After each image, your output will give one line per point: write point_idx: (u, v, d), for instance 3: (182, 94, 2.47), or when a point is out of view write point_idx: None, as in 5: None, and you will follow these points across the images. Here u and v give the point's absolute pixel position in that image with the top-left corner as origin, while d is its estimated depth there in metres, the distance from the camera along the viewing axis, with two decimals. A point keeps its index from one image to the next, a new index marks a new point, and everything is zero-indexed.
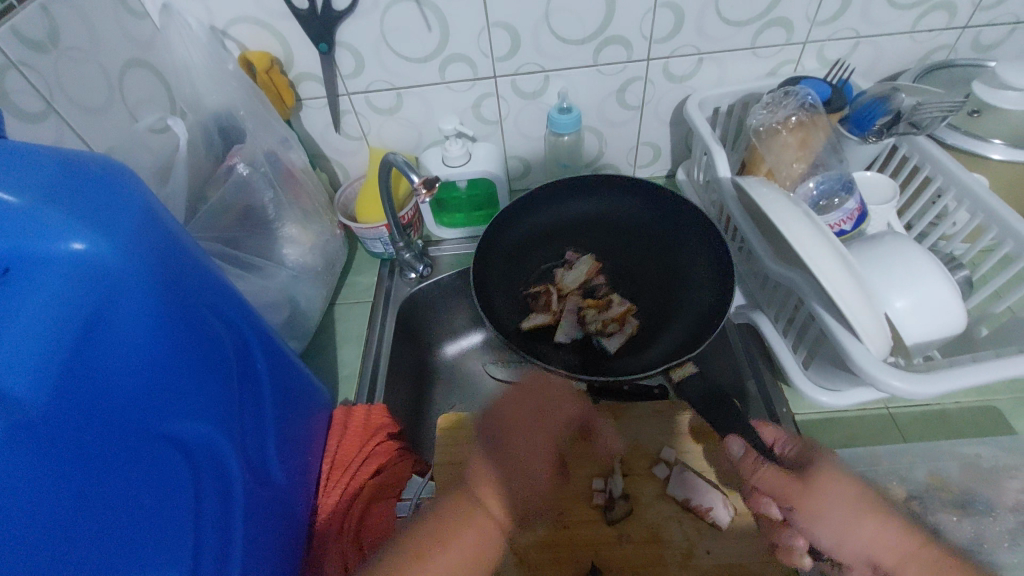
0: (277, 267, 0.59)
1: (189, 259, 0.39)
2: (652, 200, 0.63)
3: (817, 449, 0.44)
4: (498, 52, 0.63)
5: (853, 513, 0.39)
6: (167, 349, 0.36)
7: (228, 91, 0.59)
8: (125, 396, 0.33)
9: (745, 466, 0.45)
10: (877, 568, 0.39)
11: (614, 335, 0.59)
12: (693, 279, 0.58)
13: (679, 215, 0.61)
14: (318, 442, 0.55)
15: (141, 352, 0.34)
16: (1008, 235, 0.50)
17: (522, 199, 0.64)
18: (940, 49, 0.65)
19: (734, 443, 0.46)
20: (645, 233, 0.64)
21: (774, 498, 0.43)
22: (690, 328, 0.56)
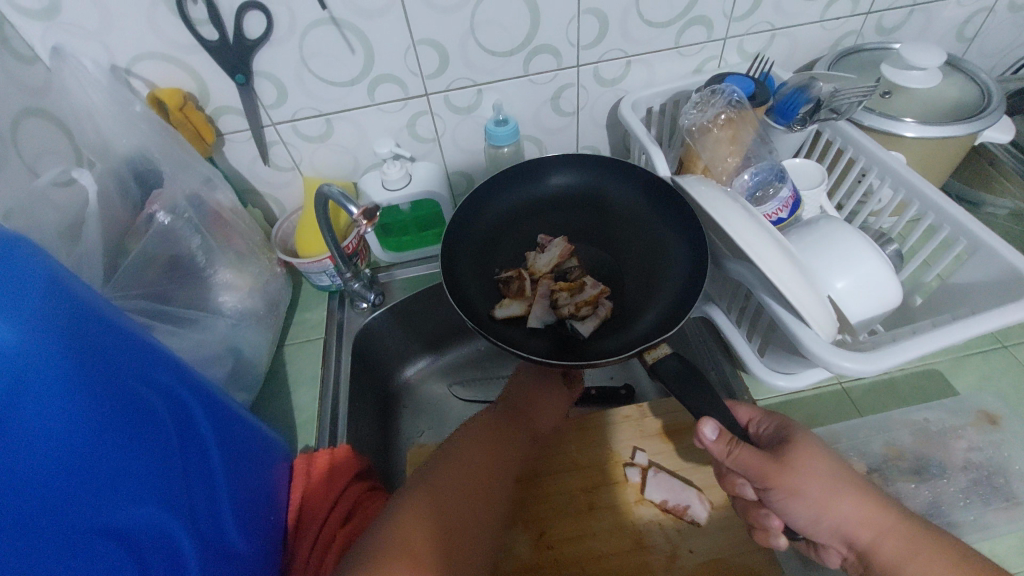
0: (214, 317, 0.55)
1: (104, 329, 0.35)
2: (624, 176, 0.62)
3: (791, 427, 0.45)
4: (427, 70, 0.62)
5: (834, 489, 0.41)
6: (97, 430, 0.33)
7: (140, 134, 0.55)
8: (58, 492, 0.30)
9: (720, 450, 0.43)
10: (852, 544, 0.41)
11: (588, 319, 0.57)
12: (665, 248, 0.58)
13: (652, 189, 0.60)
14: (280, 500, 0.51)
15: (68, 440, 0.31)
16: (929, 208, 0.53)
17: (493, 179, 0.63)
18: (848, 35, 0.69)
19: (708, 428, 0.42)
20: (614, 208, 0.63)
21: (750, 477, 0.43)
22: (667, 303, 0.55)
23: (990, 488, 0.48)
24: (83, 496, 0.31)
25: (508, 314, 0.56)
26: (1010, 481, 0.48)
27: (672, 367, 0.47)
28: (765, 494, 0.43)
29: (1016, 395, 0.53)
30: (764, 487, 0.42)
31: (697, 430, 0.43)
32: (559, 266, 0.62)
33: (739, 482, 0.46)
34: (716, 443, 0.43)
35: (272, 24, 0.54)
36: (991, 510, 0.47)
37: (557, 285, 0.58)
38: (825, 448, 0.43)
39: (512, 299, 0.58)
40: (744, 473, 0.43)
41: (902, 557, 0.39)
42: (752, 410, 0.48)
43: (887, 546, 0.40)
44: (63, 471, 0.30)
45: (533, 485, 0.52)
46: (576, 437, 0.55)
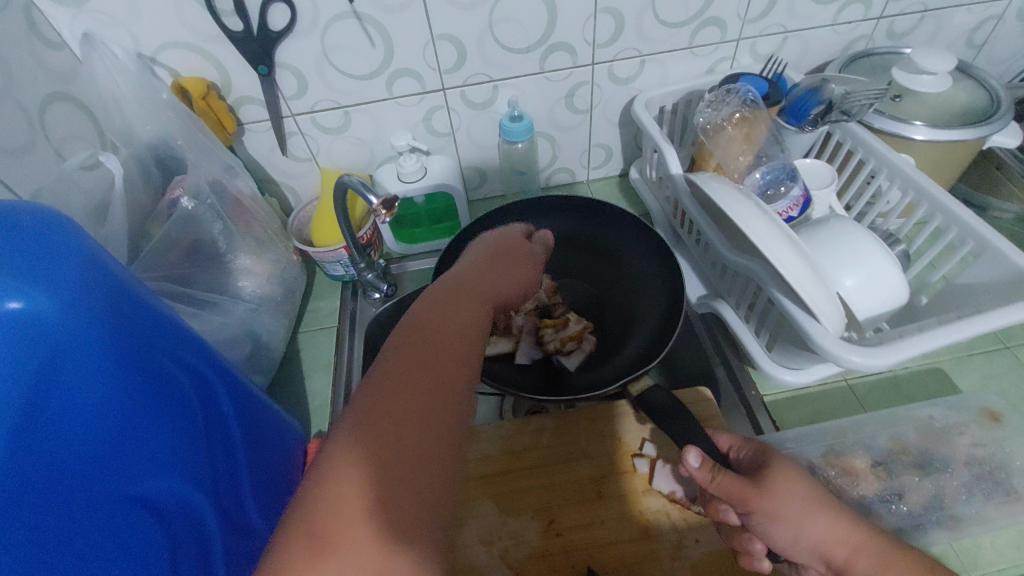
0: (233, 302, 0.56)
1: (145, 307, 0.37)
2: (608, 217, 0.65)
3: (767, 451, 0.45)
4: (445, 65, 0.63)
5: (808, 511, 0.42)
6: (132, 403, 0.34)
7: (163, 121, 0.56)
8: (88, 459, 0.32)
9: (705, 476, 0.43)
10: (829, 564, 0.42)
11: (573, 353, 0.59)
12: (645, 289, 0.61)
13: (638, 231, 0.62)
14: (294, 481, 0.52)
15: (102, 410, 0.32)
16: (939, 212, 0.54)
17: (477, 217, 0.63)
18: (860, 39, 0.70)
19: (691, 455, 0.43)
20: (597, 246, 0.65)
21: (733, 502, 0.43)
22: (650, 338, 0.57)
23: (992, 483, 0.48)
24: (114, 464, 0.33)
25: (495, 352, 0.60)
26: (1012, 477, 0.48)
27: (660, 399, 0.51)
28: (745, 519, 0.43)
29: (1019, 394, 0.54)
30: (746, 512, 0.43)
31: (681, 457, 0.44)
32: (544, 302, 0.63)
33: (722, 508, 0.45)
34: (700, 469, 0.43)
35: (295, 16, 0.55)
36: (993, 503, 0.48)
37: (542, 322, 0.60)
38: (800, 473, 0.44)
39: (500, 337, 0.61)
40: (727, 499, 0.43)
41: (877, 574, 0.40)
42: (732, 437, 0.48)
43: (859, 564, 0.41)
44: (94, 440, 0.32)
45: (542, 475, 0.53)
46: (586, 428, 0.56)
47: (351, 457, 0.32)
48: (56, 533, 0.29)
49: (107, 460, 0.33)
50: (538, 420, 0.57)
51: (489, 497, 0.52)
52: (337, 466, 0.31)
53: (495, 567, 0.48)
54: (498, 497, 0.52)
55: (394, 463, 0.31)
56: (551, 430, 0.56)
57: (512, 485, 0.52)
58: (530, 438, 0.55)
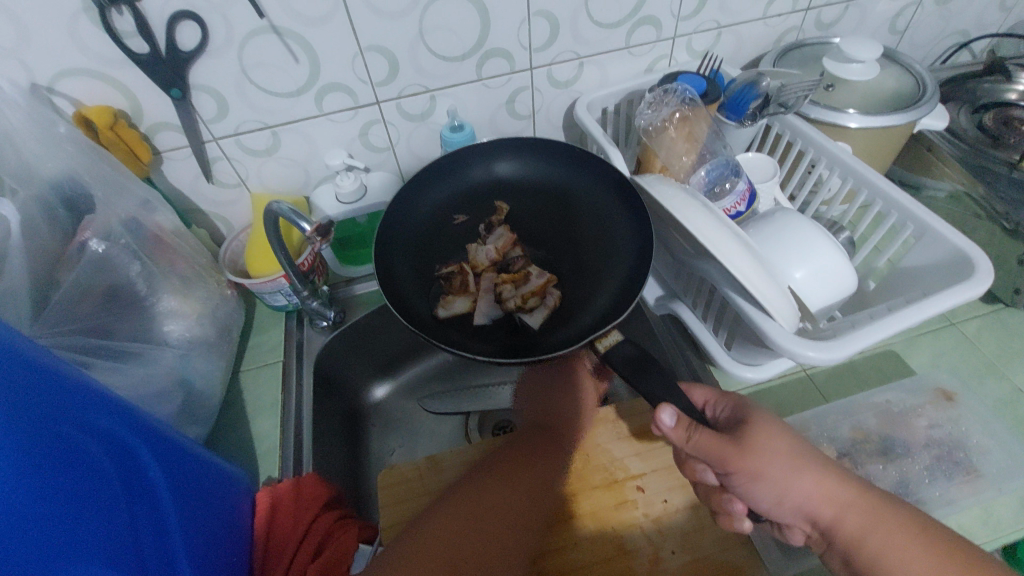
0: (159, 349, 0.51)
1: (27, 373, 0.32)
2: (565, 160, 0.63)
3: (747, 406, 0.44)
4: (377, 77, 0.60)
5: (796, 469, 0.41)
6: (40, 482, 0.29)
7: (63, 156, 0.51)
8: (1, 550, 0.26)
9: (679, 434, 0.42)
10: (816, 523, 0.41)
11: (535, 310, 0.57)
12: (610, 233, 0.58)
13: (598, 175, 0.60)
14: (244, 542, 0.48)
15: (7, 493, 0.27)
16: (877, 196, 0.55)
17: (422, 173, 0.61)
18: (790, 31, 0.71)
19: (665, 413, 0.41)
20: (555, 191, 0.63)
21: (709, 462, 0.42)
22: (617, 287, 0.55)
23: (952, 463, 0.49)
24: (30, 553, 0.28)
25: (451, 312, 0.56)
26: (969, 454, 0.49)
27: (627, 354, 0.46)
28: (727, 479, 0.42)
29: (965, 370, 0.56)
30: (725, 471, 0.42)
31: (654, 416, 0.42)
32: (501, 256, 0.61)
33: (700, 468, 0.45)
34: (674, 428, 0.42)
35: (207, 34, 0.51)
36: (954, 484, 0.48)
37: (500, 278, 0.58)
38: (785, 429, 0.43)
39: (456, 295, 0.58)
40: (703, 458, 0.42)
41: (866, 529, 0.39)
42: (707, 393, 0.47)
43: (849, 521, 0.40)
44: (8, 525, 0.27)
45: None
46: None
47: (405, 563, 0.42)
48: None
49: (19, 546, 0.27)
50: (501, 441, 0.55)
51: None
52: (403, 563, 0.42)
53: None
54: None
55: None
56: None
57: None
58: None
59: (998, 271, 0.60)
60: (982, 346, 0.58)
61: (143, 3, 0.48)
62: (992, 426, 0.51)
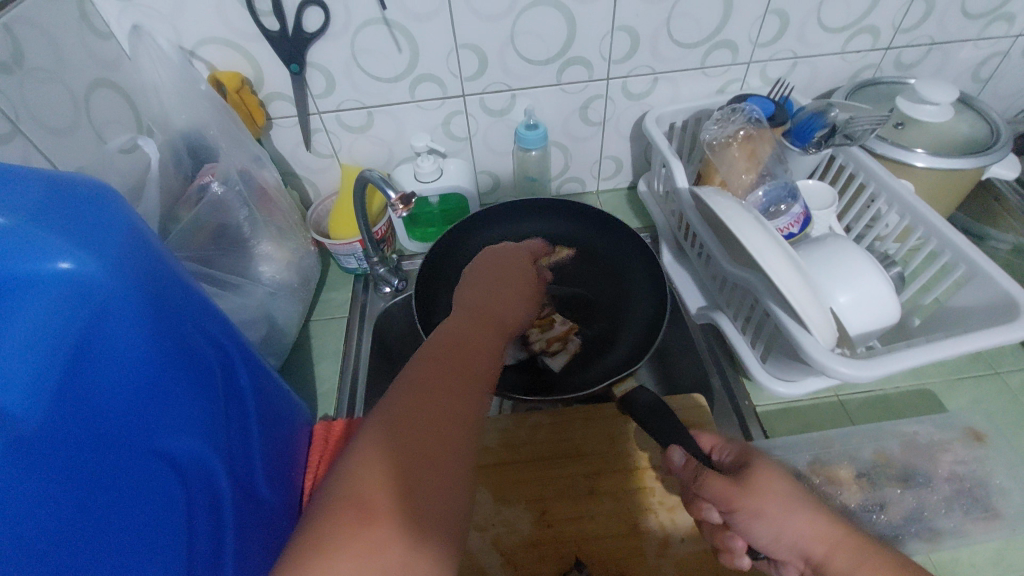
0: (253, 285, 0.59)
1: (175, 281, 0.39)
2: (598, 223, 0.71)
3: (750, 453, 0.46)
4: (466, 72, 0.66)
5: (792, 508, 0.42)
6: (160, 367, 0.36)
7: (198, 111, 0.59)
8: (115, 409, 0.33)
9: (687, 474, 0.46)
10: (809, 560, 0.41)
11: (557, 354, 0.65)
12: (635, 295, 0.66)
13: (631, 243, 0.68)
14: (300, 457, 0.54)
15: (138, 374, 0.35)
16: (933, 235, 0.56)
17: (464, 225, 0.70)
18: (867, 67, 0.73)
19: (675, 453, 0.47)
20: (592, 249, 0.71)
21: (713, 501, 0.44)
22: (633, 342, 0.63)
23: (972, 500, 0.49)
24: (138, 419, 0.35)
25: None
26: (990, 494, 0.50)
27: (645, 400, 0.53)
28: (728, 516, 0.44)
29: (1003, 417, 0.56)
30: (728, 509, 0.43)
31: (667, 454, 0.48)
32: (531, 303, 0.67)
33: (704, 506, 0.46)
34: (684, 467, 0.46)
35: (328, 20, 0.59)
36: (971, 519, 0.48)
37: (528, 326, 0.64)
38: (784, 473, 0.44)
39: None
40: (707, 496, 0.44)
41: (854, 569, 0.39)
42: (715, 439, 0.50)
43: (838, 560, 0.40)
44: (131, 397, 0.34)
45: (538, 468, 0.55)
46: (582, 425, 0.58)
47: (374, 463, 0.35)
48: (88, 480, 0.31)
49: (135, 414, 0.35)
50: (534, 417, 0.58)
51: (485, 487, 0.54)
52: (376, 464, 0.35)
53: (489, 553, 0.49)
54: (492, 489, 0.53)
55: (423, 477, 0.34)
56: (546, 427, 0.58)
57: (507, 475, 0.54)
58: (527, 431, 0.57)
59: None
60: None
61: None
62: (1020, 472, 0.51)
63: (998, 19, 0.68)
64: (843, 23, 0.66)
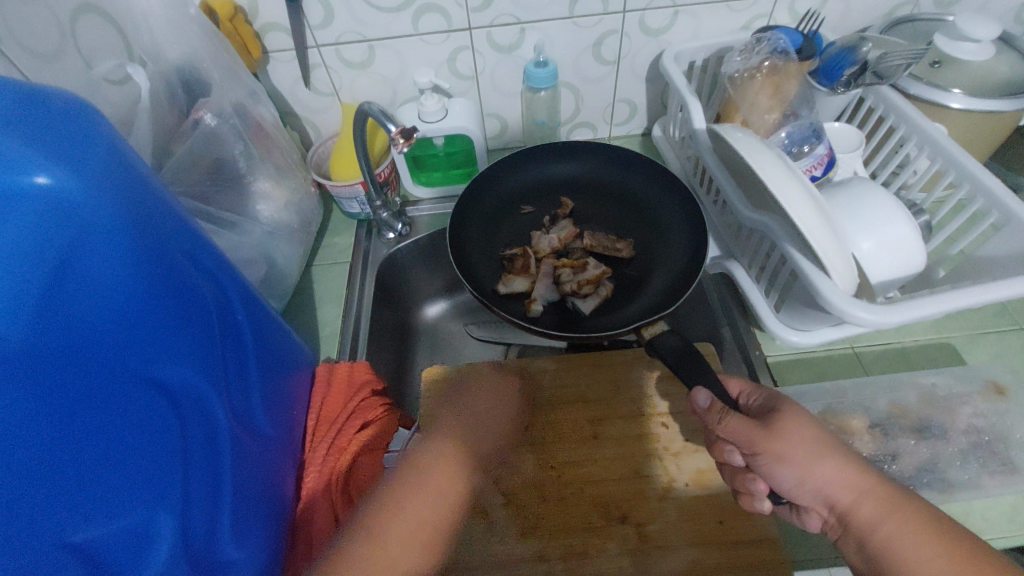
0: (251, 224, 0.57)
1: (164, 207, 0.37)
2: (632, 165, 0.67)
3: (778, 398, 0.44)
4: (472, 3, 0.62)
5: (821, 453, 0.40)
6: (151, 294, 0.35)
7: (190, 39, 0.56)
8: (104, 336, 0.32)
9: (712, 418, 0.43)
10: (833, 507, 0.40)
11: (589, 296, 0.60)
12: (670, 236, 0.62)
13: (668, 185, 0.64)
14: (301, 399, 0.54)
15: (127, 296, 0.33)
16: (964, 179, 0.53)
17: (507, 159, 0.67)
18: (905, 3, 0.67)
19: (700, 395, 0.43)
20: (624, 192, 0.67)
21: (737, 446, 0.42)
22: (667, 284, 0.59)
23: (989, 452, 0.48)
24: (128, 344, 0.34)
25: (510, 290, 0.61)
26: (1009, 448, 0.48)
27: (672, 345, 0.48)
28: (751, 460, 0.42)
29: None
30: (751, 453, 0.42)
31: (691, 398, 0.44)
32: (563, 245, 0.64)
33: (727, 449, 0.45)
34: (709, 411, 0.43)
35: None
36: (987, 472, 0.47)
37: (560, 263, 0.61)
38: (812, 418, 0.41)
39: (516, 275, 0.61)
40: (732, 441, 0.42)
41: (881, 518, 0.38)
42: (743, 383, 0.47)
43: (864, 507, 0.38)
44: (120, 322, 0.33)
45: (540, 414, 0.54)
46: (587, 371, 0.57)
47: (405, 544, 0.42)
48: (73, 399, 0.30)
49: (125, 338, 0.33)
50: (539, 362, 0.57)
51: (487, 430, 0.53)
52: (439, 464, 0.46)
53: (489, 492, 0.49)
54: (494, 432, 0.53)
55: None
56: (550, 373, 0.57)
57: (510, 419, 0.54)
58: (530, 377, 0.56)
59: None
60: None
61: None
62: None
63: None
64: None
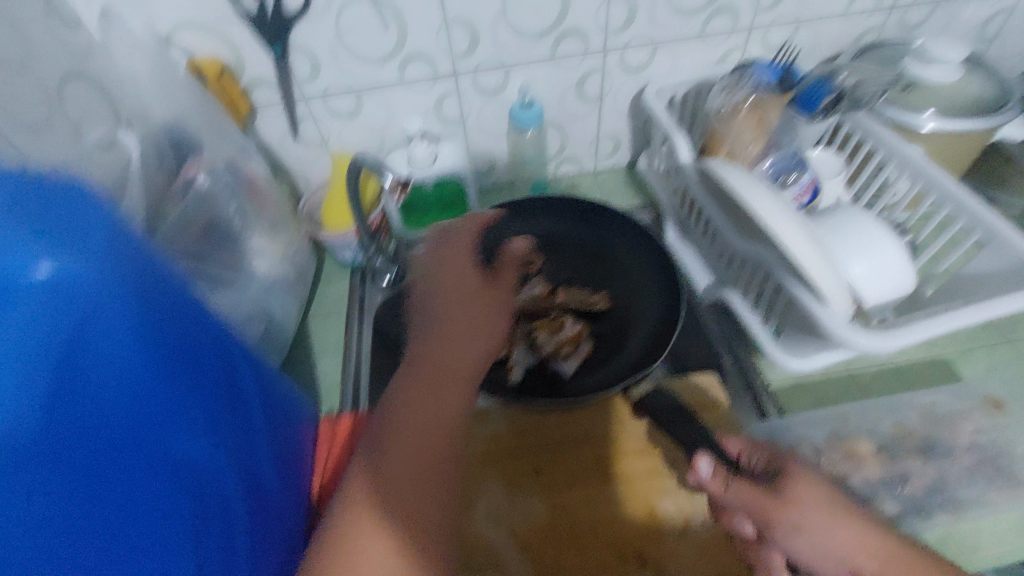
0: (247, 281, 0.57)
1: (171, 278, 0.36)
2: (598, 221, 0.71)
3: (779, 455, 0.44)
4: (457, 50, 0.63)
5: (838, 524, 0.40)
6: (161, 370, 0.33)
7: (179, 101, 0.56)
8: (117, 423, 0.30)
9: (718, 488, 0.42)
10: (851, 571, 0.40)
11: (570, 356, 0.61)
12: (645, 287, 0.66)
13: (638, 242, 0.68)
14: (307, 458, 0.53)
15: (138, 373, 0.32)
16: (946, 199, 0.54)
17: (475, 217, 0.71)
18: (871, 31, 0.70)
19: (702, 462, 0.43)
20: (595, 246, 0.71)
21: (749, 515, 0.42)
22: (648, 336, 0.61)
23: (994, 469, 0.49)
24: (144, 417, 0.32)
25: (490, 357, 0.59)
26: (1013, 463, 0.49)
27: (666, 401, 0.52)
28: (765, 530, 0.42)
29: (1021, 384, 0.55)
30: (765, 524, 0.42)
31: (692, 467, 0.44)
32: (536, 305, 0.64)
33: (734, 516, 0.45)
34: (711, 478, 0.43)
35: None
36: (994, 489, 0.48)
37: (536, 325, 0.61)
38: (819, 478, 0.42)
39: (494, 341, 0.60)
40: (742, 510, 0.42)
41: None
42: (741, 443, 0.46)
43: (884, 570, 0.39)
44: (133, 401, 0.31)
45: (550, 457, 0.53)
46: (592, 409, 0.56)
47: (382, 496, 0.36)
48: (91, 483, 0.28)
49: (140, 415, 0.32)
50: (543, 402, 0.57)
51: (497, 477, 0.52)
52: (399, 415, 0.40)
53: (504, 542, 0.49)
54: (504, 479, 0.52)
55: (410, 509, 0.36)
56: (556, 413, 0.56)
57: (520, 463, 0.53)
58: (535, 417, 0.56)
59: None
60: None
61: None
62: None
63: None
64: None
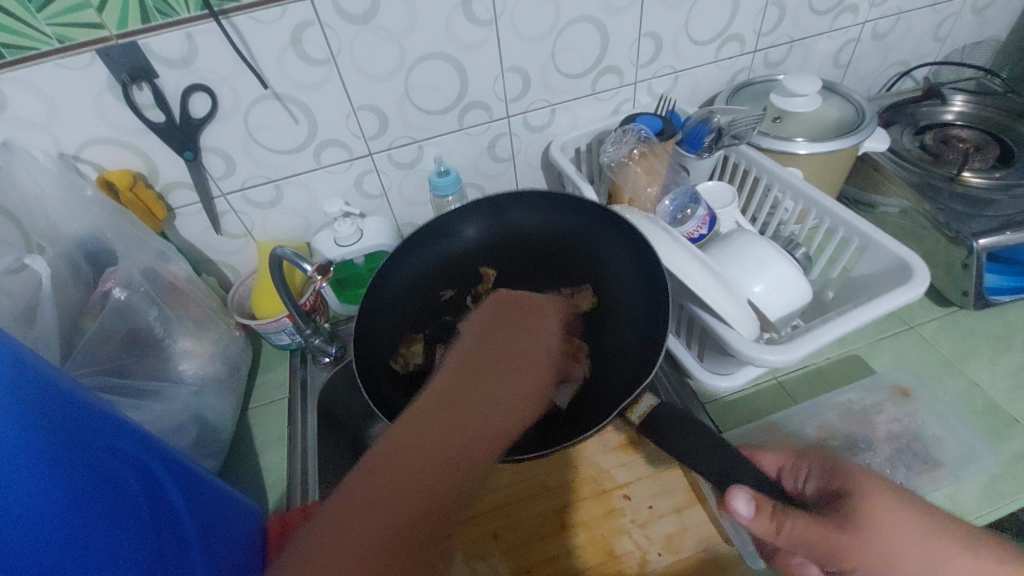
0: (174, 387, 0.56)
1: (79, 399, 0.37)
2: (559, 200, 0.55)
3: (833, 470, 0.39)
4: (368, 132, 0.67)
5: (932, 550, 0.34)
6: (72, 489, 0.32)
7: (91, 217, 0.57)
8: (14, 548, 0.29)
9: (762, 523, 0.37)
10: None
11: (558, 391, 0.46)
12: (644, 293, 0.48)
13: (626, 230, 0.51)
14: (254, 563, 0.50)
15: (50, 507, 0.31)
16: (826, 215, 0.60)
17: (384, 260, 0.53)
18: (742, 70, 0.79)
19: (739, 501, 0.37)
20: (568, 240, 0.54)
21: (817, 559, 0.36)
22: (642, 344, 0.46)
23: (911, 454, 0.53)
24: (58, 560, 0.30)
25: None
26: (926, 445, 0.53)
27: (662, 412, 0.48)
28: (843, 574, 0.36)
29: (925, 369, 0.60)
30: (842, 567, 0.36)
31: (729, 507, 0.38)
32: None
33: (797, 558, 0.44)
34: (755, 518, 0.37)
35: (216, 103, 0.58)
36: (915, 473, 0.51)
37: None
38: (904, 503, 0.35)
39: None
40: (804, 550, 0.37)
41: None
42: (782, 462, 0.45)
43: None
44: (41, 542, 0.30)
45: (507, 514, 0.53)
46: (543, 460, 0.57)
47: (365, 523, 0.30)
48: None
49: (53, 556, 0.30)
50: None
51: (457, 545, 0.52)
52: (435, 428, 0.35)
53: None
54: (464, 546, 0.52)
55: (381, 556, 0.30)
56: (510, 468, 0.57)
57: (478, 528, 0.53)
58: (489, 477, 0.56)
59: (945, 275, 0.65)
60: (938, 345, 0.62)
61: (160, 79, 0.55)
62: (947, 418, 0.55)
63: (845, 11, 0.76)
64: (709, 35, 0.72)
